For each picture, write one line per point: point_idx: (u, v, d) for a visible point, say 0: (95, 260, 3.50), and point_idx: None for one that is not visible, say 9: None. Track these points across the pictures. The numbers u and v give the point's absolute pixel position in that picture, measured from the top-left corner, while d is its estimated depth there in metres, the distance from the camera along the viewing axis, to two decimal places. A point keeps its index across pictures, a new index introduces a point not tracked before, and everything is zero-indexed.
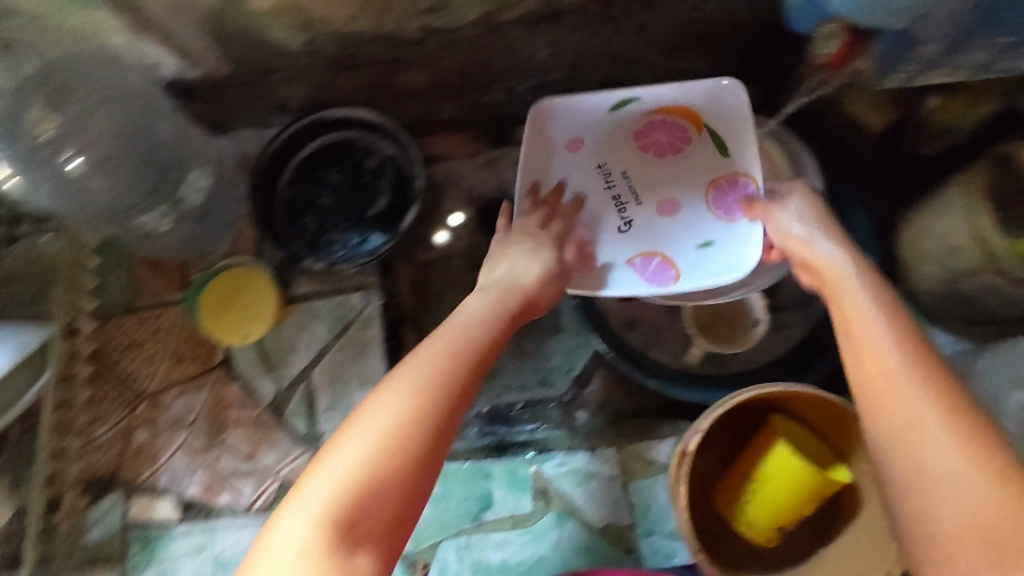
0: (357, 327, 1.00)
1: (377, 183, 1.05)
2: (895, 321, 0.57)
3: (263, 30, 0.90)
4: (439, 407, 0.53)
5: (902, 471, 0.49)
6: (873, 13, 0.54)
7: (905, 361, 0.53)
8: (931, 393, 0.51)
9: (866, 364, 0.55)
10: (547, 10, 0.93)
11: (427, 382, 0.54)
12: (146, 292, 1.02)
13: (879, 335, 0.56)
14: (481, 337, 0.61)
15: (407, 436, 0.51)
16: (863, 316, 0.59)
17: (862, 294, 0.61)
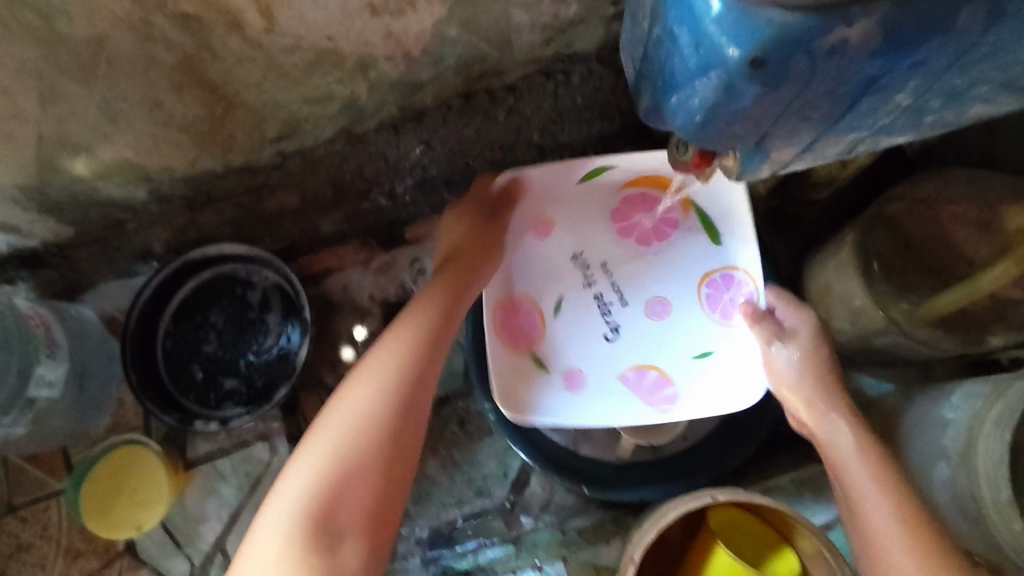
0: (268, 482, 0.93)
1: (265, 318, 0.97)
2: (873, 462, 0.65)
3: (95, 190, 0.80)
4: (384, 435, 0.62)
5: None
6: (713, 140, 0.48)
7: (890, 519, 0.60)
8: (905, 539, 0.58)
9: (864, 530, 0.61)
10: (409, 112, 0.86)
11: (338, 436, 0.61)
12: (24, 488, 0.90)
13: (866, 489, 0.63)
14: (374, 392, 0.64)
15: (337, 481, 0.59)
16: (845, 469, 0.66)
17: (843, 441, 0.69)
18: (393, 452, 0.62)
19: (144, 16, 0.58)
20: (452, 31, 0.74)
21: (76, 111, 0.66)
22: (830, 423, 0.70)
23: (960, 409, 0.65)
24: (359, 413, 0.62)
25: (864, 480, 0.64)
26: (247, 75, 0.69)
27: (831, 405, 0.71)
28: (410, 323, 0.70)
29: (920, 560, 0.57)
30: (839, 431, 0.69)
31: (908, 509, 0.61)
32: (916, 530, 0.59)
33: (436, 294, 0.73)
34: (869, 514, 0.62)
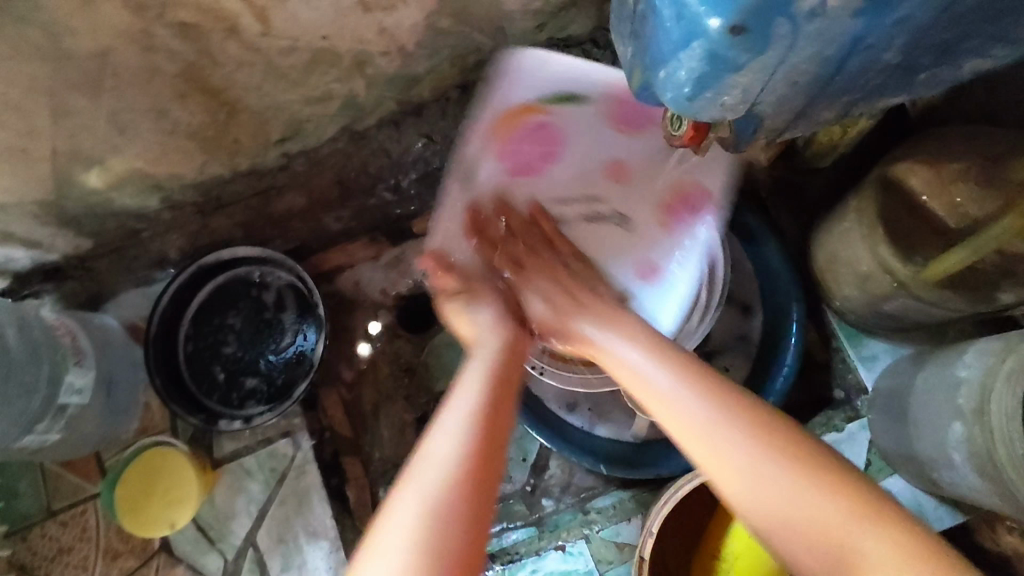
0: (293, 477, 0.96)
1: (281, 317, 1.00)
2: (711, 401, 0.55)
3: (110, 201, 0.82)
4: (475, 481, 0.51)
5: (795, 547, 0.49)
6: (705, 111, 0.49)
7: (725, 438, 0.53)
8: (793, 471, 0.50)
9: (692, 439, 0.54)
10: (408, 106, 0.87)
11: (438, 481, 0.50)
12: (62, 493, 0.93)
13: (691, 413, 0.55)
14: (483, 386, 0.58)
15: (434, 529, 0.48)
16: (692, 441, 0.54)
17: (642, 373, 0.59)
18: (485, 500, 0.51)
19: (144, 27, 0.60)
20: (444, 23, 0.75)
21: (86, 125, 0.68)
22: (651, 389, 0.57)
23: (972, 367, 0.65)
24: (441, 460, 0.52)
25: (720, 435, 0.53)
26: (247, 79, 0.71)
27: (681, 381, 0.57)
28: (478, 361, 0.61)
29: (765, 464, 0.51)
30: (656, 379, 0.58)
31: (775, 436, 0.52)
32: (796, 470, 0.50)
33: (497, 335, 0.66)
34: (723, 459, 0.52)
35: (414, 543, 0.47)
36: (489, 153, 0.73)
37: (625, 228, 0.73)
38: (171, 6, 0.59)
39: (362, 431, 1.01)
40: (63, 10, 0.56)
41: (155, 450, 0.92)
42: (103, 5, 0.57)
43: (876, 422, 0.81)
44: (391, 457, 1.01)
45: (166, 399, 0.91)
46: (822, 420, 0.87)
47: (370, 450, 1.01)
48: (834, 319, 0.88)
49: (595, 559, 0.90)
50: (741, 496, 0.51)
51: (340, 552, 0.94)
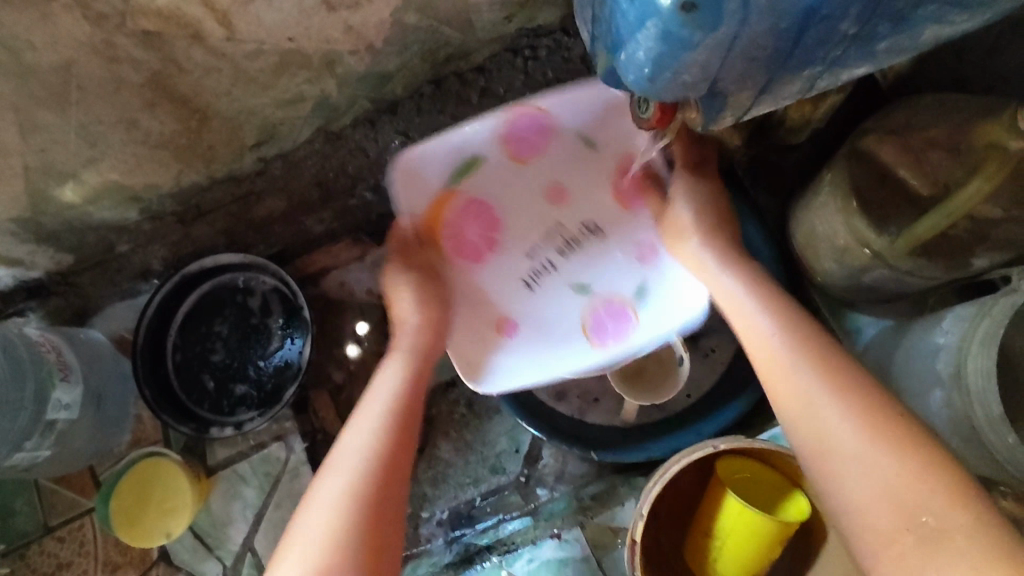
0: (287, 480, 0.96)
1: (267, 322, 1.00)
2: (810, 363, 0.58)
3: (88, 215, 0.82)
4: (377, 484, 0.58)
5: (850, 495, 0.50)
6: (667, 92, 0.49)
7: (836, 408, 0.53)
8: (870, 426, 0.51)
9: (787, 395, 0.57)
10: (382, 104, 0.87)
11: (352, 469, 0.59)
12: (58, 509, 0.94)
13: (795, 371, 0.58)
14: (391, 398, 0.67)
15: (349, 521, 0.55)
16: (788, 385, 0.57)
17: (751, 325, 0.64)
18: (389, 489, 0.59)
19: (106, 37, 0.60)
20: (411, 18, 0.75)
21: (56, 139, 0.68)
22: (765, 344, 0.61)
23: (950, 333, 0.66)
24: (354, 453, 0.61)
25: (814, 389, 0.55)
26: (215, 85, 0.71)
27: (800, 351, 0.59)
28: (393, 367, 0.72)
29: (873, 435, 0.50)
30: (765, 331, 0.62)
31: (869, 405, 0.53)
32: (872, 425, 0.51)
33: (416, 336, 0.76)
34: (822, 423, 0.53)
35: (328, 527, 0.54)
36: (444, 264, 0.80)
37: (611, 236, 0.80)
38: (132, 15, 0.59)
39: None
40: (22, 25, 0.56)
41: (152, 460, 0.91)
42: (61, 16, 0.57)
43: None
44: None
45: (156, 409, 0.92)
46: None
47: None
48: (817, 294, 0.88)
49: (591, 545, 0.90)
50: (823, 431, 0.53)
51: None
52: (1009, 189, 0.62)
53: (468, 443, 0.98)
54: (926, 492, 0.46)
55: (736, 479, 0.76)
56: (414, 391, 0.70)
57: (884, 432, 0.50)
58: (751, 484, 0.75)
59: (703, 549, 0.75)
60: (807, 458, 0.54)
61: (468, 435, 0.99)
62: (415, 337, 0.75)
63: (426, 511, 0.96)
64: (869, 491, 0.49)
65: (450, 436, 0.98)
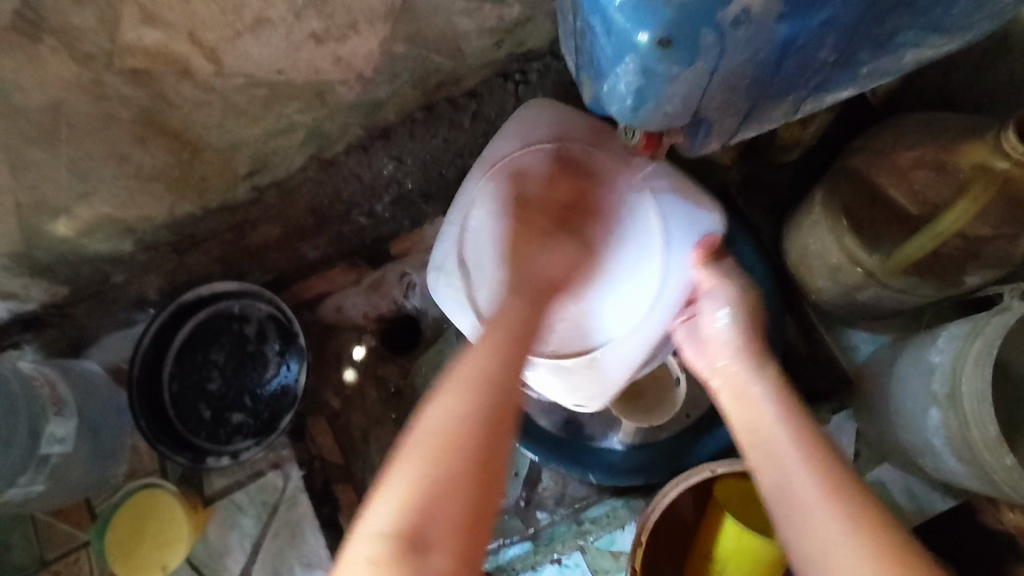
0: (285, 508, 0.96)
1: (263, 349, 0.99)
2: (819, 467, 0.54)
3: (82, 248, 0.82)
4: (488, 438, 0.52)
5: None
6: (650, 121, 0.50)
7: (842, 529, 0.50)
8: (868, 530, 0.49)
9: (782, 496, 0.54)
10: (374, 131, 0.87)
11: (431, 454, 0.50)
12: (55, 542, 0.93)
13: (798, 477, 0.54)
14: (503, 348, 0.59)
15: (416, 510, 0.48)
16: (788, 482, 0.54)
17: (758, 414, 0.60)
18: (481, 494, 0.50)
19: (94, 76, 0.60)
20: (399, 47, 0.75)
21: (47, 175, 0.68)
22: (761, 428, 0.59)
23: (945, 351, 0.65)
24: (440, 421, 0.52)
25: (813, 498, 0.52)
26: (205, 118, 0.71)
27: (809, 455, 0.55)
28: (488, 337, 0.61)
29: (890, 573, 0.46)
30: (770, 421, 0.59)
31: (860, 510, 0.50)
32: (879, 541, 0.48)
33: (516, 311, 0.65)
34: (830, 543, 0.50)
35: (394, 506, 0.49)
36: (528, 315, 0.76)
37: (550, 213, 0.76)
38: (119, 54, 0.59)
39: (354, 458, 1.01)
40: (9, 67, 0.56)
41: (150, 489, 0.91)
42: (49, 57, 0.57)
43: (863, 412, 0.80)
44: None
45: (153, 440, 0.91)
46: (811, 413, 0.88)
47: (361, 475, 1.00)
48: (813, 310, 0.88)
49: (591, 569, 0.90)
50: (823, 549, 0.50)
51: None
52: (999, 209, 0.61)
53: None
54: None
55: (733, 498, 0.76)
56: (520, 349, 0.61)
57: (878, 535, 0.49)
58: (745, 502, 0.76)
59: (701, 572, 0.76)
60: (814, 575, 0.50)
61: None
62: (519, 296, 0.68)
63: None
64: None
65: None
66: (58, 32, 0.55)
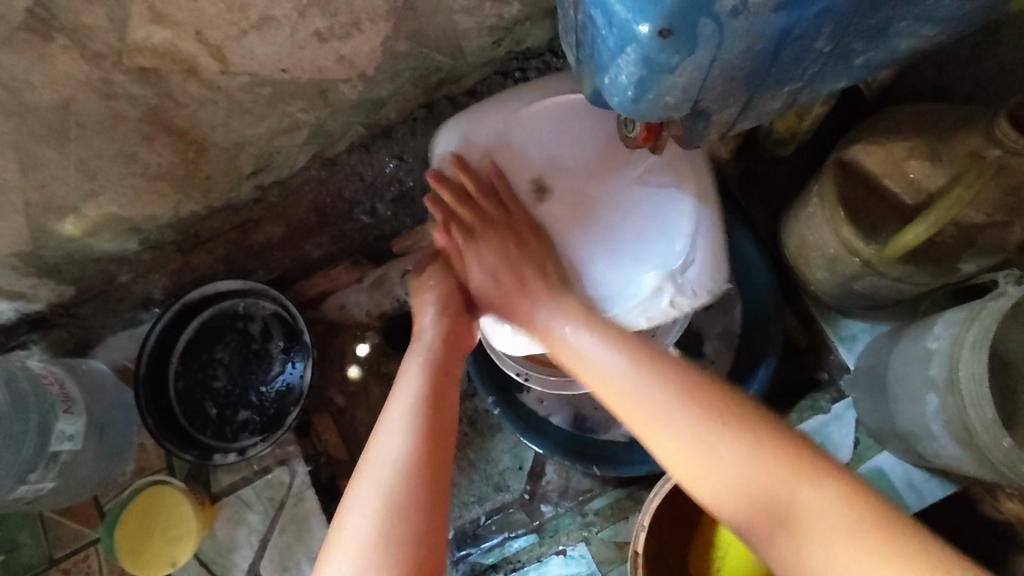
0: (291, 504, 0.96)
1: (268, 346, 1.00)
2: (680, 400, 0.58)
3: (88, 247, 0.83)
4: (425, 462, 0.60)
5: (788, 550, 0.50)
6: (651, 112, 0.51)
7: (721, 451, 0.55)
8: (811, 511, 0.50)
9: (677, 452, 0.57)
10: (376, 129, 0.89)
11: (395, 462, 0.59)
12: (64, 541, 0.94)
13: (671, 424, 0.57)
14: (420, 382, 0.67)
15: (387, 520, 0.55)
16: (705, 489, 0.55)
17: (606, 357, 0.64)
18: (435, 508, 0.58)
19: (104, 75, 0.61)
20: (401, 46, 0.76)
21: (56, 174, 0.69)
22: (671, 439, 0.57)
23: (942, 337, 0.66)
24: (394, 450, 0.60)
25: (685, 435, 0.56)
26: (210, 117, 0.72)
27: (668, 391, 0.59)
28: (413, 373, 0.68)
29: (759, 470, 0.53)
30: (612, 361, 0.63)
31: (803, 487, 0.51)
32: (753, 453, 0.54)
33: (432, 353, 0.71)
34: (705, 472, 0.55)
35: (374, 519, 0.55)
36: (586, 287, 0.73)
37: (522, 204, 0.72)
38: (128, 53, 0.60)
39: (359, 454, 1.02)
40: (21, 66, 0.57)
41: (159, 486, 0.91)
42: (59, 56, 0.58)
43: (860, 401, 0.82)
44: None
45: (160, 437, 0.92)
46: (811, 403, 0.89)
47: None
48: (812, 302, 0.89)
49: (597, 560, 0.91)
50: (713, 482, 0.55)
51: None
52: (992, 198, 0.63)
53: (471, 462, 0.98)
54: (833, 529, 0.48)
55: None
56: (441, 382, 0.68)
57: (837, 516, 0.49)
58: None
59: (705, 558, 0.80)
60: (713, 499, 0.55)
61: (471, 453, 0.99)
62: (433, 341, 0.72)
63: None
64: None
65: (453, 454, 0.98)
66: (69, 31, 0.56)
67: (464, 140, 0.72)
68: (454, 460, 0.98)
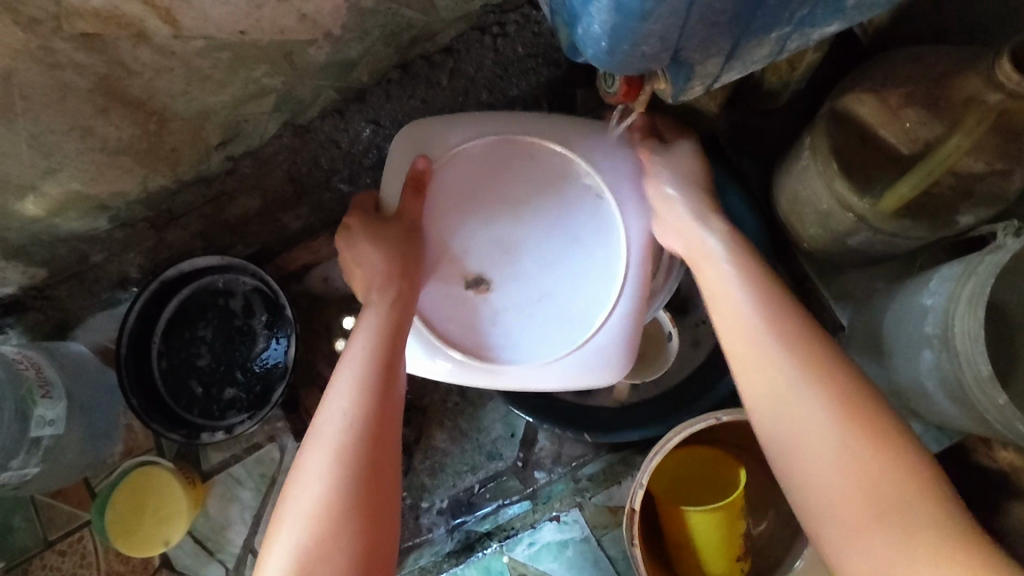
0: (284, 479, 0.97)
1: (251, 323, 0.98)
2: (789, 351, 0.61)
3: (55, 227, 0.80)
4: (351, 492, 0.58)
5: (836, 502, 0.54)
6: (628, 65, 0.48)
7: (815, 405, 0.57)
8: (861, 443, 0.55)
9: (765, 387, 0.60)
10: (348, 92, 0.84)
11: (317, 500, 0.57)
12: (57, 523, 0.93)
13: (777, 367, 0.60)
14: (353, 398, 0.63)
15: (310, 555, 0.55)
16: (788, 431, 0.58)
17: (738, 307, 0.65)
18: (368, 530, 0.57)
19: (43, 43, 0.57)
20: (368, 2, 0.72)
21: (8, 152, 0.66)
22: (754, 340, 0.63)
23: (937, 294, 0.64)
24: (313, 489, 0.58)
25: (787, 375, 0.60)
26: (168, 85, 0.69)
27: (781, 335, 0.62)
28: (343, 388, 0.64)
29: (845, 430, 0.55)
30: (741, 301, 0.65)
31: (864, 421, 0.55)
32: (848, 414, 0.56)
33: (368, 366, 0.65)
34: (798, 416, 0.58)
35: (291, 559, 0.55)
36: (528, 311, 0.73)
37: (451, 232, 0.73)
38: (68, 18, 0.56)
39: None
40: None
41: (151, 468, 0.91)
42: None
43: (857, 359, 0.80)
44: None
45: (146, 418, 0.91)
46: None
47: None
48: (804, 259, 0.86)
49: (591, 525, 0.89)
50: (800, 428, 0.58)
51: None
52: (993, 144, 0.60)
53: (463, 432, 0.98)
54: (901, 492, 0.52)
55: (679, 472, 0.80)
56: (376, 398, 0.63)
57: (873, 444, 0.54)
58: (690, 472, 0.79)
59: (692, 562, 0.77)
60: (777, 445, 0.59)
61: (463, 423, 0.98)
62: (364, 353, 0.66)
63: (425, 501, 0.96)
64: (846, 489, 0.54)
65: (445, 425, 0.98)
66: None
67: (397, 162, 0.74)
68: (445, 430, 0.98)
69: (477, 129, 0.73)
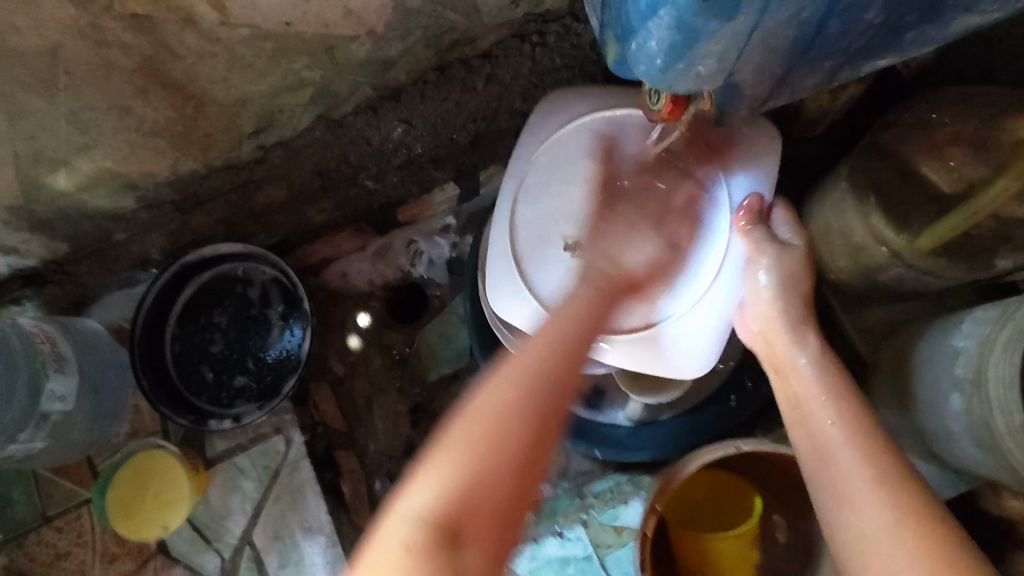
0: (287, 473, 0.96)
1: (267, 312, 0.98)
2: (835, 408, 0.60)
3: (82, 202, 0.80)
4: (558, 410, 0.51)
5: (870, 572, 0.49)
6: (681, 83, 0.47)
7: (853, 462, 0.55)
8: (897, 509, 0.51)
9: (810, 443, 0.59)
10: (384, 90, 0.84)
11: (493, 420, 0.49)
12: (57, 500, 0.93)
13: (822, 422, 0.59)
14: (561, 326, 0.58)
15: (450, 495, 0.46)
16: (827, 492, 0.56)
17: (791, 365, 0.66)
18: (511, 489, 0.47)
19: (93, 20, 0.58)
20: (414, 2, 0.72)
21: (45, 125, 0.66)
22: (802, 397, 0.62)
23: (971, 336, 0.63)
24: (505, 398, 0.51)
25: (829, 432, 0.58)
26: (209, 71, 0.69)
27: (830, 393, 0.61)
28: (550, 314, 0.59)
29: (881, 493, 0.52)
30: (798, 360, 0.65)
31: (906, 493, 0.52)
32: (887, 479, 0.53)
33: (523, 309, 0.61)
34: (835, 475, 0.56)
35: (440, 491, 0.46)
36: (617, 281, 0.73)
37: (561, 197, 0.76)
38: None
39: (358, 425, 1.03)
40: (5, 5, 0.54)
41: (157, 453, 0.90)
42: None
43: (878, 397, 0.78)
44: (385, 447, 1.02)
45: (155, 400, 0.90)
46: None
47: (363, 442, 1.03)
48: (830, 291, 0.85)
49: (593, 543, 0.88)
50: (838, 487, 0.55)
51: (335, 547, 0.94)
52: None
53: None
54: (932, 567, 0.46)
55: (696, 498, 0.79)
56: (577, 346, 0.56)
57: (908, 512, 0.50)
58: (710, 500, 0.79)
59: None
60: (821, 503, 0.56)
61: None
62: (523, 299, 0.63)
63: None
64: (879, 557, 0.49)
65: None
66: None
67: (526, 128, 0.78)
68: None
69: (590, 105, 0.76)
